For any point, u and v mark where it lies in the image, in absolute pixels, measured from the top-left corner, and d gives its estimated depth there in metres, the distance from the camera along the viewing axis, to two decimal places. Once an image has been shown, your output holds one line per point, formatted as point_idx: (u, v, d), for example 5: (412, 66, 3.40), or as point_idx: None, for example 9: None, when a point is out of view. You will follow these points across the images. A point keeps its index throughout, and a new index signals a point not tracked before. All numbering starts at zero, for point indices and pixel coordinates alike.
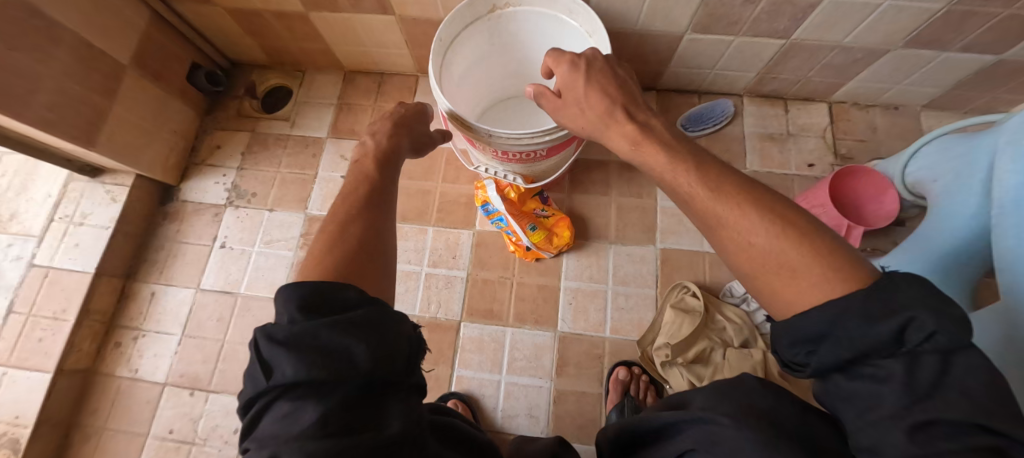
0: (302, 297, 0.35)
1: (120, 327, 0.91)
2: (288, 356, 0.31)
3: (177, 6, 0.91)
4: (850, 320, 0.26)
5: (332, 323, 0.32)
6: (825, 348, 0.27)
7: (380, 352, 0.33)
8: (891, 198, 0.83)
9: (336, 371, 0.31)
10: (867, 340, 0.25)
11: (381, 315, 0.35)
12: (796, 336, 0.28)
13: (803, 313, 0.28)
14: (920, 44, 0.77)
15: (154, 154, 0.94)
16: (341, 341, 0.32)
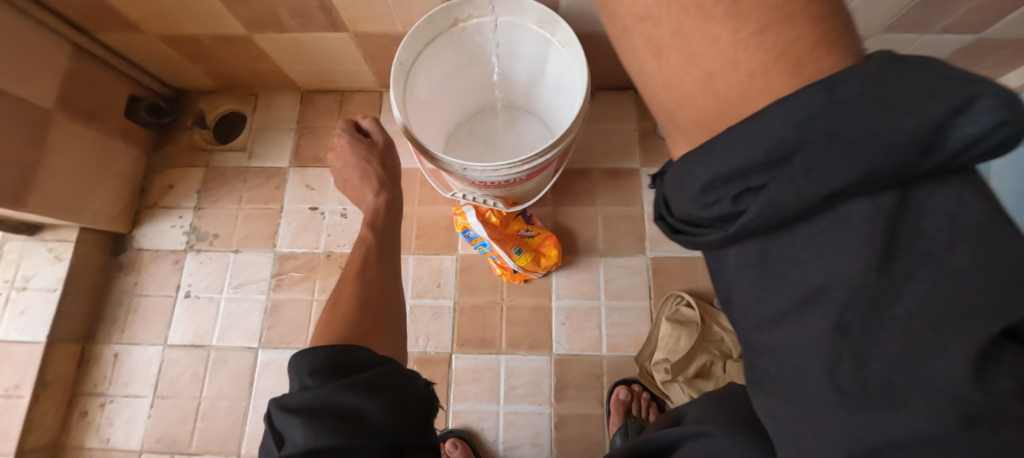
0: (311, 367, 0.37)
1: (84, 394, 0.84)
2: (303, 422, 0.34)
3: (104, 36, 0.82)
4: (816, 146, 0.20)
5: (345, 384, 0.36)
6: (736, 190, 0.22)
7: (391, 407, 0.36)
8: None
9: (351, 428, 0.34)
10: (882, 152, 0.19)
11: (391, 371, 0.39)
12: (732, 168, 0.22)
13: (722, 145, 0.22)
14: (901, 28, 0.74)
15: (99, 203, 0.86)
16: (353, 404, 0.35)
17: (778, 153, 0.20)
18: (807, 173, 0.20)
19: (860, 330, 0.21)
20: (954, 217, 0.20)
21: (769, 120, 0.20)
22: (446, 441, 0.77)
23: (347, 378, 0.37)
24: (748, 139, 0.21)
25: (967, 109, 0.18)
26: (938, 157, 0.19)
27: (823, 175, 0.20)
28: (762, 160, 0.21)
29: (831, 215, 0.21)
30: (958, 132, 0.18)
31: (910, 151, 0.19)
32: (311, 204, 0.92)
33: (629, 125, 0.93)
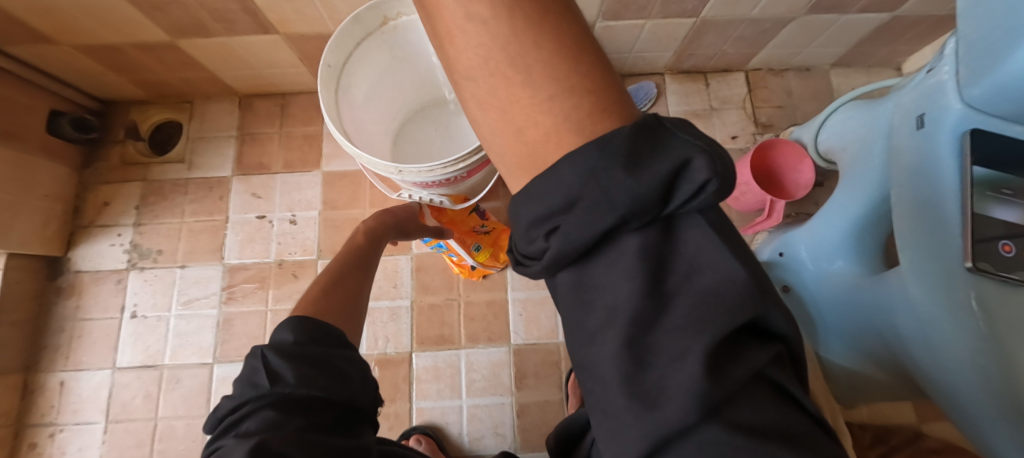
0: (302, 329, 0.38)
1: (31, 426, 0.81)
2: (289, 366, 0.34)
3: (13, 49, 0.77)
4: (621, 179, 0.18)
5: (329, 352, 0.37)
6: (560, 221, 0.20)
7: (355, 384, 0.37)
8: (808, 166, 0.83)
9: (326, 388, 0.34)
10: (630, 199, 0.19)
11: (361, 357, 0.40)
12: (539, 211, 0.20)
13: (552, 171, 0.20)
14: (821, 10, 0.77)
15: (25, 226, 0.81)
16: (331, 364, 0.36)
17: (568, 197, 0.19)
18: (616, 207, 0.19)
19: (656, 383, 0.20)
20: (710, 252, 0.20)
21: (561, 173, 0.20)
22: (410, 438, 0.78)
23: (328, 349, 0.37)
24: (567, 171, 0.19)
25: (686, 164, 0.19)
26: (677, 202, 0.20)
27: (594, 220, 0.19)
28: (551, 206, 0.20)
29: (612, 258, 0.20)
30: (698, 193, 0.19)
31: (654, 195, 0.19)
32: (258, 213, 0.90)
33: None
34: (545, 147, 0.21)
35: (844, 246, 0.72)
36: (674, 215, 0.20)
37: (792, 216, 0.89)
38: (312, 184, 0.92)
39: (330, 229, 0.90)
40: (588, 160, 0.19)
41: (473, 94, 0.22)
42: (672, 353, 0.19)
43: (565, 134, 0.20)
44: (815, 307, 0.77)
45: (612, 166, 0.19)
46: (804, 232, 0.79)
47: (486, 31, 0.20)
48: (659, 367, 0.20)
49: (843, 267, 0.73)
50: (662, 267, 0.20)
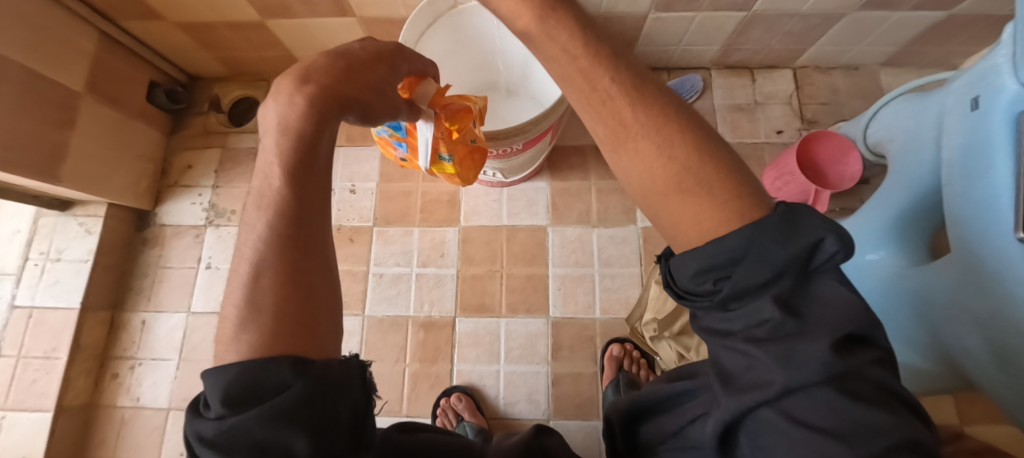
0: (224, 394, 0.26)
1: (115, 358, 0.90)
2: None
3: (125, 23, 0.87)
4: (772, 238, 0.24)
5: (266, 419, 0.25)
6: (738, 272, 0.24)
7: (325, 437, 0.26)
8: (855, 159, 0.85)
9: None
10: (781, 260, 0.24)
11: (331, 380, 0.27)
12: (702, 265, 0.25)
13: (719, 239, 0.25)
14: (873, 7, 0.79)
15: (124, 180, 0.92)
16: (277, 435, 0.25)
17: (735, 256, 0.25)
18: (763, 258, 0.24)
19: (798, 360, 0.23)
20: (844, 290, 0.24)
21: (721, 242, 0.25)
22: (450, 395, 0.83)
23: (267, 404, 0.26)
24: (737, 243, 0.24)
25: (820, 242, 0.24)
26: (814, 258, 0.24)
27: (751, 268, 0.24)
28: (710, 259, 0.25)
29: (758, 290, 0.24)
30: (830, 258, 0.24)
31: (796, 257, 0.24)
32: None
33: None
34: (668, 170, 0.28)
35: (886, 236, 0.73)
36: (813, 272, 0.25)
37: (836, 211, 0.89)
38: (370, 158, 0.99)
39: (385, 199, 0.96)
40: (746, 234, 0.25)
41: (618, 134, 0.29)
42: (806, 334, 0.23)
43: (688, 158, 0.28)
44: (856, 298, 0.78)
45: (765, 229, 0.24)
46: (849, 225, 0.81)
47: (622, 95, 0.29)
48: (791, 359, 0.23)
49: (882, 258, 0.74)
50: (799, 300, 0.24)
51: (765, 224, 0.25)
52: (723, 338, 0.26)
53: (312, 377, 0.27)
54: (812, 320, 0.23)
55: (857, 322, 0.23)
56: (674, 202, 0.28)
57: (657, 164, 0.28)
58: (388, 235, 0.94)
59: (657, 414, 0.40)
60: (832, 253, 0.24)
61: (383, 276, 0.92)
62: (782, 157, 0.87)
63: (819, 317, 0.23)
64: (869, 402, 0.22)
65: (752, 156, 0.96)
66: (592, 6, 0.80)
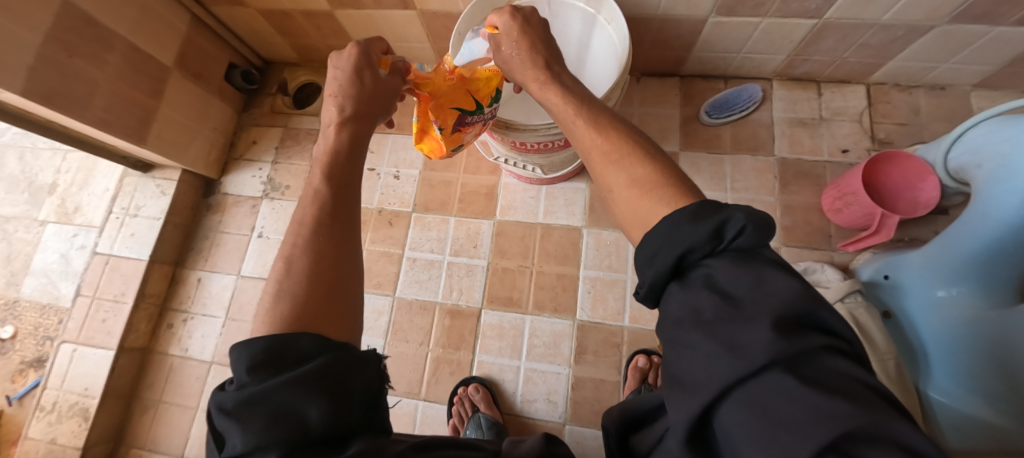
0: (251, 363, 0.30)
1: (171, 310, 0.98)
2: (240, 426, 0.29)
3: (214, 8, 0.97)
4: (684, 227, 0.28)
5: (289, 384, 0.29)
6: (663, 258, 0.28)
7: (338, 406, 0.30)
8: (933, 184, 0.75)
9: (291, 432, 0.29)
10: (692, 241, 0.27)
11: (346, 355, 0.32)
12: (643, 258, 0.30)
13: (652, 229, 0.30)
14: (968, 19, 0.72)
15: (197, 150, 1.01)
16: (295, 402, 0.29)
17: (657, 249, 0.29)
18: (677, 242, 0.28)
19: (735, 341, 0.24)
20: (766, 269, 0.26)
21: (649, 235, 0.30)
22: (469, 385, 0.83)
23: (293, 373, 0.30)
24: (661, 236, 0.29)
25: (725, 222, 0.27)
26: (730, 244, 0.28)
27: (670, 250, 0.28)
28: (650, 254, 0.29)
29: (695, 285, 0.27)
30: (738, 234, 0.27)
31: (707, 241, 0.27)
32: (368, 165, 1.02)
33: (670, 110, 0.97)
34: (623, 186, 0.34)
35: (965, 274, 0.66)
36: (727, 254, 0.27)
37: (904, 240, 0.80)
38: (417, 146, 1.02)
39: (427, 186, 0.99)
40: (662, 228, 0.29)
41: (592, 155, 0.37)
42: (741, 321, 0.24)
43: (637, 162, 0.34)
44: (919, 337, 0.70)
45: (681, 215, 0.28)
46: (919, 255, 0.72)
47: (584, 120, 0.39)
48: (736, 346, 0.24)
49: (959, 297, 0.66)
50: (737, 289, 0.26)
51: (683, 214, 0.29)
52: (675, 332, 0.27)
53: (333, 351, 0.32)
54: (746, 305, 0.25)
55: (794, 300, 0.24)
56: (620, 196, 0.34)
57: (614, 171, 0.34)
58: (425, 221, 0.97)
59: (644, 428, 0.36)
60: (737, 229, 0.27)
61: (417, 260, 0.94)
62: (846, 177, 0.79)
63: (752, 299, 0.25)
64: (821, 388, 0.21)
65: (811, 174, 0.89)
66: (650, 7, 0.79)
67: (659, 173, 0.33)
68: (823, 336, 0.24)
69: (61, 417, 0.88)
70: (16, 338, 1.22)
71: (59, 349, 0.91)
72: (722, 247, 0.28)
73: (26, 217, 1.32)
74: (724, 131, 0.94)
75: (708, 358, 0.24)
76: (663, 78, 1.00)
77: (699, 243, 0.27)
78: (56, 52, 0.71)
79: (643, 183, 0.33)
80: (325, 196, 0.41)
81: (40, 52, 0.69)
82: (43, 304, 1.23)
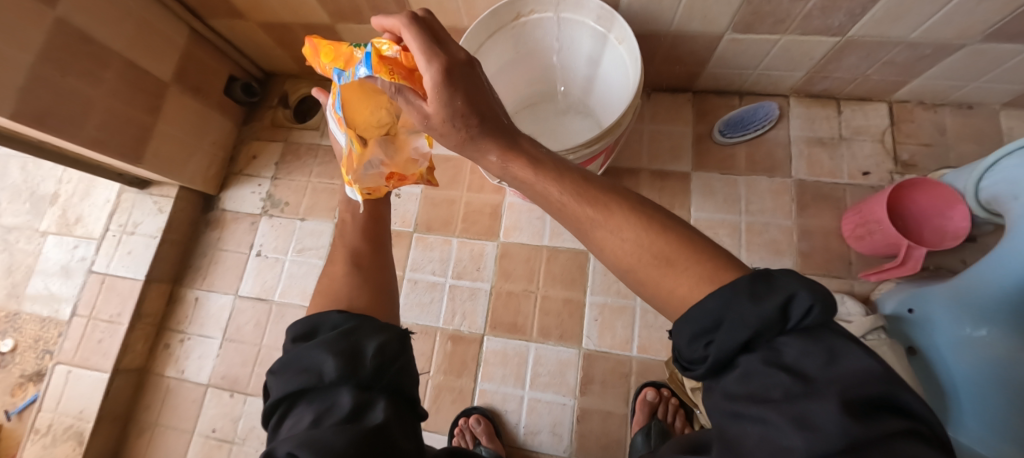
0: (295, 332, 0.43)
1: (168, 330, 0.97)
2: (280, 378, 0.40)
3: (213, 21, 0.94)
4: (742, 308, 0.25)
5: (314, 342, 0.40)
6: (722, 335, 0.26)
7: (348, 363, 0.38)
8: (962, 214, 0.71)
9: (315, 379, 0.38)
10: (758, 321, 0.25)
11: (365, 326, 0.42)
12: (694, 329, 0.27)
13: (699, 303, 0.27)
14: (1004, 37, 0.67)
15: (196, 165, 0.99)
16: (316, 360, 0.39)
17: (714, 322, 0.26)
18: (743, 320, 0.25)
19: (807, 422, 0.21)
20: (841, 344, 0.23)
21: (696, 309, 0.27)
22: (470, 416, 0.80)
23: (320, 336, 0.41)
24: (715, 310, 0.26)
25: (794, 297, 0.25)
26: (798, 325, 0.25)
27: (731, 330, 0.26)
28: (703, 326, 0.27)
29: (757, 359, 0.25)
30: (807, 314, 0.25)
31: (775, 318, 0.25)
32: None
33: (682, 127, 0.93)
34: (643, 263, 0.31)
35: (1000, 310, 0.61)
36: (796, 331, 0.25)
37: (929, 269, 0.76)
38: None
39: (429, 205, 0.96)
40: (703, 307, 0.27)
41: (592, 231, 0.33)
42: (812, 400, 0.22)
43: (650, 236, 0.31)
44: (949, 377, 0.67)
45: (740, 294, 0.26)
46: (946, 289, 0.68)
47: (568, 192, 0.35)
48: (805, 425, 0.22)
49: (990, 337, 0.62)
50: (807, 365, 0.23)
51: (726, 296, 0.26)
52: (730, 401, 0.25)
53: (354, 321, 0.43)
54: (815, 378, 0.22)
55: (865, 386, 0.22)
56: (642, 276, 0.31)
57: (626, 245, 0.31)
58: (427, 241, 0.94)
59: None
60: (805, 308, 0.24)
61: (418, 282, 0.91)
62: (869, 203, 0.75)
63: (817, 372, 0.23)
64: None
65: (831, 197, 0.85)
66: (662, 23, 0.75)
67: (674, 246, 0.30)
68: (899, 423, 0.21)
69: (56, 440, 0.86)
70: (16, 351, 1.21)
71: (54, 370, 0.90)
72: (789, 327, 0.25)
73: (27, 227, 1.30)
74: (739, 151, 0.90)
75: (774, 436, 0.22)
76: (674, 94, 0.96)
77: (764, 321, 0.25)
78: (49, 71, 0.68)
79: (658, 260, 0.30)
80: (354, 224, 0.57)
81: (32, 71, 0.66)
82: (43, 317, 1.22)
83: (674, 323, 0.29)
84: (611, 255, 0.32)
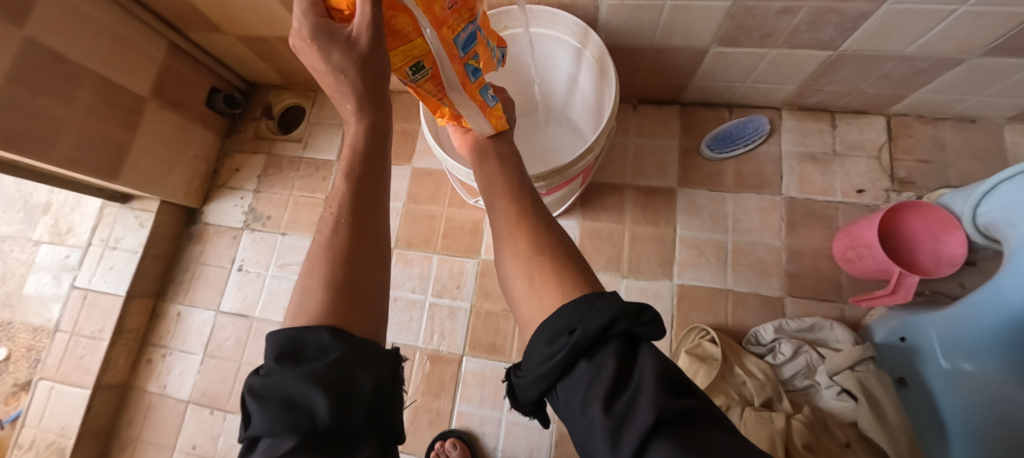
0: (275, 348, 0.32)
1: (151, 344, 0.97)
2: (258, 407, 0.29)
3: (191, 34, 0.93)
4: (608, 301, 0.29)
5: (301, 372, 0.29)
6: (590, 319, 0.29)
7: (344, 403, 0.29)
8: (959, 239, 0.68)
9: (302, 422, 0.28)
10: (616, 310, 0.29)
11: (363, 352, 0.32)
12: (563, 323, 0.30)
13: (572, 300, 0.31)
14: (1006, 53, 0.63)
15: (177, 180, 0.98)
16: (306, 392, 0.29)
17: (579, 318, 0.30)
18: (599, 309, 0.29)
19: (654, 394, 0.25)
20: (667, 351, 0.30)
21: (567, 308, 0.31)
22: (446, 439, 0.79)
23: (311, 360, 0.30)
24: (585, 309, 0.30)
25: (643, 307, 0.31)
26: (641, 327, 0.30)
27: (593, 319, 0.29)
28: (566, 323, 0.30)
29: (606, 350, 0.29)
30: (647, 322, 0.30)
31: (630, 315, 0.29)
32: None
33: (669, 141, 0.90)
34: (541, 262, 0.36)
35: (994, 348, 0.58)
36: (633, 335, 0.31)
37: (924, 294, 0.73)
38: (401, 177, 0.97)
39: (410, 220, 0.94)
40: (571, 307, 0.30)
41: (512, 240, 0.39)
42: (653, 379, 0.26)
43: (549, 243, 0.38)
44: (939, 412, 0.63)
45: (608, 293, 0.30)
46: (938, 318, 0.65)
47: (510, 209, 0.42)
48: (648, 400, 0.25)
49: (984, 373, 0.59)
50: (643, 354, 0.29)
51: (591, 296, 0.31)
52: (588, 386, 0.28)
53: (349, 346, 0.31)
54: (643, 375, 0.27)
55: (671, 373, 0.28)
56: (539, 265, 0.36)
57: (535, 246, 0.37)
58: (407, 257, 0.92)
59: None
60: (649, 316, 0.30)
61: (398, 300, 0.90)
62: (860, 226, 0.72)
63: (646, 371, 0.27)
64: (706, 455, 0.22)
65: (822, 216, 0.82)
66: (645, 38, 0.72)
67: (566, 253, 0.37)
68: (698, 402, 0.27)
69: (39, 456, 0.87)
70: (10, 360, 1.23)
71: (37, 385, 0.90)
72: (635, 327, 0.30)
73: (20, 237, 1.31)
74: (728, 166, 0.87)
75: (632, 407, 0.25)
76: (662, 106, 0.93)
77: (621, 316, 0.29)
78: (19, 93, 0.68)
79: (542, 273, 0.35)
80: (347, 204, 0.39)
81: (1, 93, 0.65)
82: (35, 326, 1.23)
83: (546, 320, 0.32)
84: (517, 250, 0.38)
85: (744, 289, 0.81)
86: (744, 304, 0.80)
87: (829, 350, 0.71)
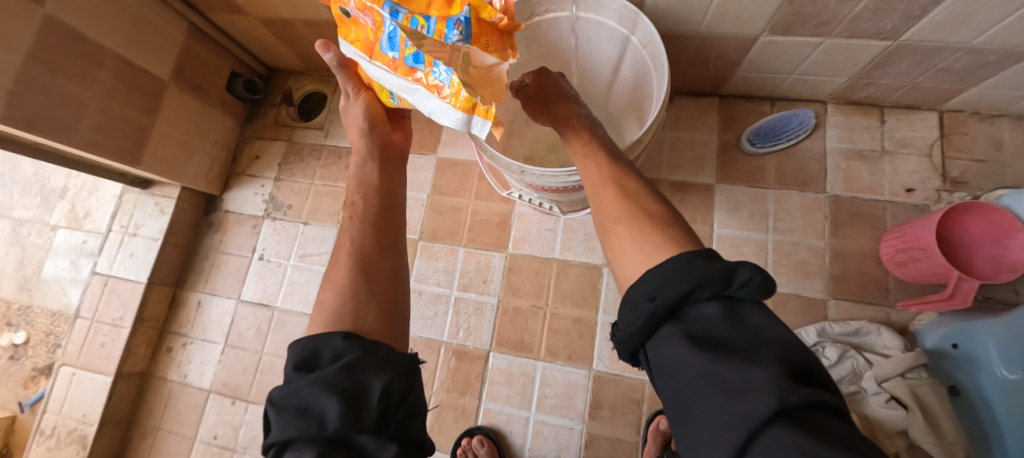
0: (295, 356, 0.37)
1: (171, 333, 0.96)
2: (277, 417, 0.33)
3: (212, 15, 0.90)
4: (695, 265, 0.31)
5: (314, 378, 0.33)
6: (671, 287, 0.31)
7: (354, 407, 0.32)
8: (1023, 243, 0.64)
9: (312, 427, 0.31)
10: (704, 275, 0.30)
11: (372, 352, 0.36)
12: (648, 288, 0.33)
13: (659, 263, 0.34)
14: None
15: (197, 166, 0.96)
16: (319, 398, 0.32)
17: (661, 286, 0.32)
18: (683, 278, 0.31)
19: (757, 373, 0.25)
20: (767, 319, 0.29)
21: (652, 272, 0.33)
22: (472, 436, 0.77)
23: (322, 368, 0.34)
24: (669, 275, 0.32)
25: (739, 268, 0.30)
26: (737, 290, 0.30)
27: (673, 288, 0.31)
28: (650, 289, 0.32)
29: (692, 314, 0.31)
30: (746, 284, 0.30)
31: (720, 279, 0.30)
32: None
33: (708, 135, 0.87)
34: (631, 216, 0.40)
35: None
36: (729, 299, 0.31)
37: (978, 301, 0.70)
38: (426, 167, 0.94)
39: (435, 212, 0.92)
40: (657, 272, 0.33)
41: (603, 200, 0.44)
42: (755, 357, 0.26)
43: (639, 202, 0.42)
44: (993, 422, 0.61)
45: (698, 259, 0.31)
46: (997, 326, 0.62)
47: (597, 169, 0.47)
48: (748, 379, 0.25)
49: None
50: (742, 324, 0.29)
51: (681, 260, 0.32)
52: (677, 351, 0.29)
53: (357, 348, 0.36)
54: (743, 349, 0.27)
55: (778, 347, 0.27)
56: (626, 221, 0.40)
57: (624, 204, 0.42)
58: (432, 250, 0.90)
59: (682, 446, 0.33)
60: (747, 277, 0.30)
61: (423, 293, 0.87)
62: (914, 226, 0.68)
63: (746, 345, 0.27)
64: (832, 438, 0.22)
65: (869, 216, 0.79)
66: (691, 24, 0.69)
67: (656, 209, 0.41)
68: (807, 377, 0.26)
69: (61, 443, 0.86)
70: (28, 344, 1.23)
71: (58, 371, 0.90)
72: (729, 291, 0.30)
73: (37, 221, 1.30)
74: (769, 163, 0.83)
75: (731, 379, 0.26)
76: (700, 98, 0.89)
77: (713, 282, 0.30)
78: (39, 74, 0.65)
79: (642, 241, 0.37)
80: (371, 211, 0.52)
81: (20, 73, 0.63)
82: (53, 311, 1.23)
83: (632, 287, 0.35)
84: (610, 212, 0.42)
85: (785, 290, 0.77)
86: (785, 306, 0.77)
87: (877, 356, 0.68)
